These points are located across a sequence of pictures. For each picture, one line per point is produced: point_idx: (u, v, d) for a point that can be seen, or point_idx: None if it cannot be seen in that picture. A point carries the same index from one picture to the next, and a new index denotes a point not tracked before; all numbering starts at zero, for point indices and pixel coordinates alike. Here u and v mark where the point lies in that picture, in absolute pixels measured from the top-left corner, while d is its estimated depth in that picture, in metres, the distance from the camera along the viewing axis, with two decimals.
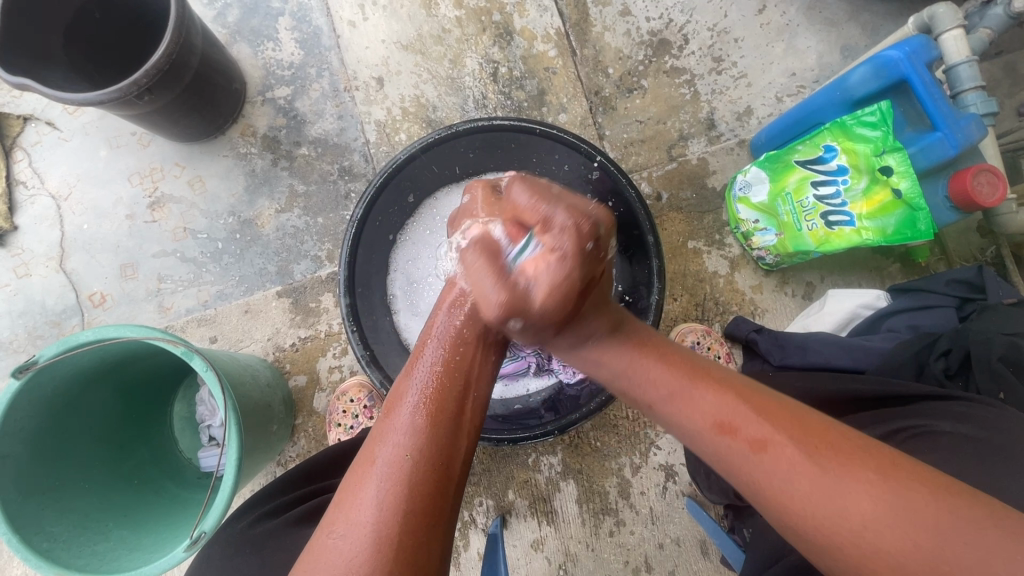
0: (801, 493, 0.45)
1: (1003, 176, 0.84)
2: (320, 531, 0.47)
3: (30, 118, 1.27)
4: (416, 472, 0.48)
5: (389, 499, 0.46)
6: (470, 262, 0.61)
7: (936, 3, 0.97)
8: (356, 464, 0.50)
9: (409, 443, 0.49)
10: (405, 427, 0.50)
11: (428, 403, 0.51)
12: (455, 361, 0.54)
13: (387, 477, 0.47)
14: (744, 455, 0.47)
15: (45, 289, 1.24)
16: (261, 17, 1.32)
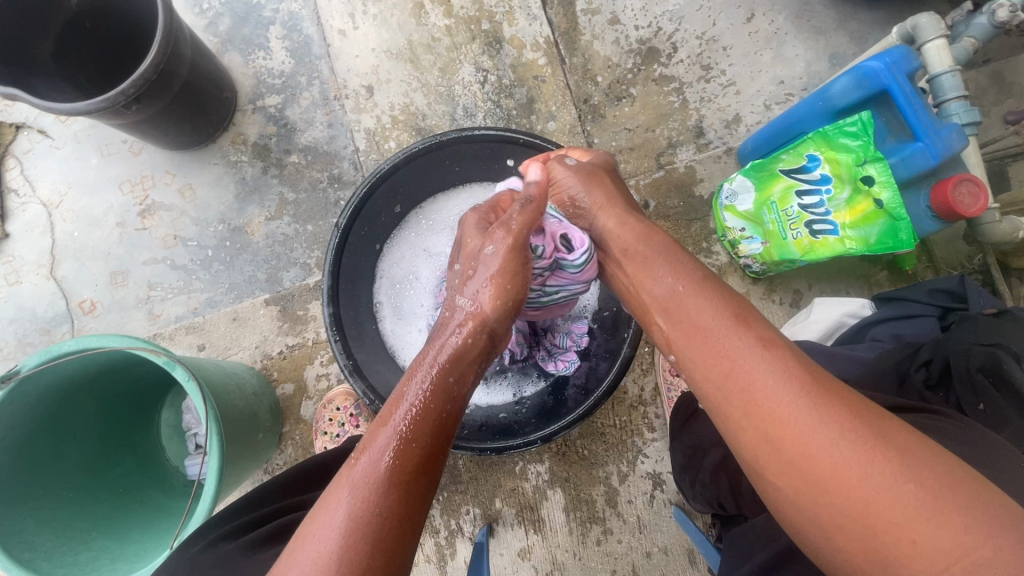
0: (786, 419, 0.49)
1: (984, 186, 0.84)
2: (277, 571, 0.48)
3: (22, 126, 1.28)
4: (377, 526, 0.49)
5: (345, 552, 0.47)
6: (455, 318, 0.63)
7: (919, 13, 0.97)
8: (316, 513, 0.50)
9: (367, 498, 0.50)
10: (371, 479, 0.51)
11: (391, 458, 0.52)
12: (422, 416, 0.55)
13: (346, 534, 0.48)
14: (735, 395, 0.52)
15: (35, 296, 1.25)
16: (253, 26, 1.33)
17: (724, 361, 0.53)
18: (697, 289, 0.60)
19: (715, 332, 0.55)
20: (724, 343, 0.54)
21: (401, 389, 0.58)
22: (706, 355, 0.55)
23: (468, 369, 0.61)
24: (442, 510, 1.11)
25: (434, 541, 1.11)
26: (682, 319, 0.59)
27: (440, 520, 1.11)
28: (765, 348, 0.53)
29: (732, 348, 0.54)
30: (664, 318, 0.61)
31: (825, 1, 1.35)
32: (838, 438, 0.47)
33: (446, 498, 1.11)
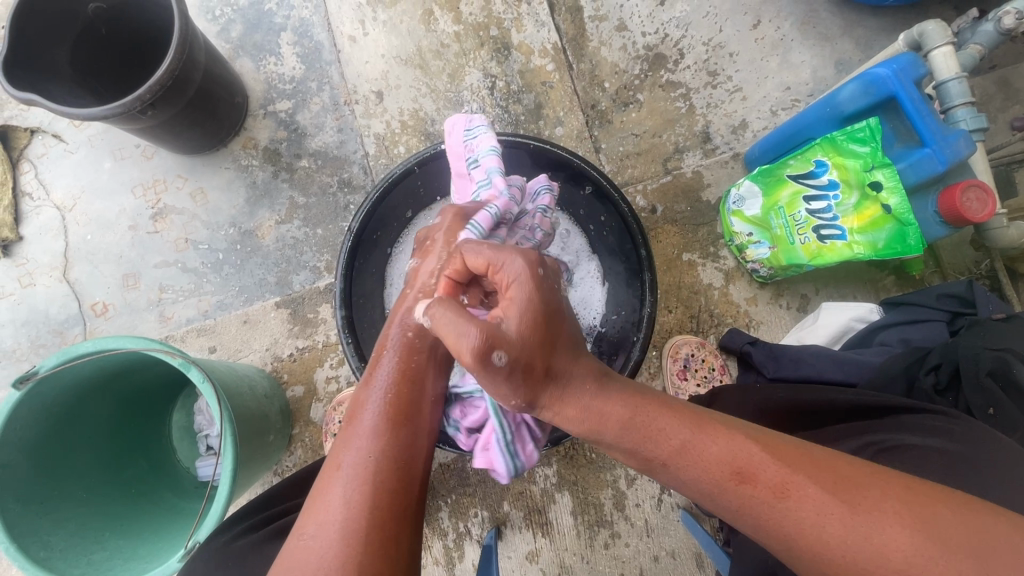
0: (821, 530, 0.46)
1: (991, 192, 0.85)
2: (294, 533, 0.52)
3: (37, 131, 1.30)
4: (380, 471, 0.55)
5: (355, 497, 0.52)
6: (415, 288, 0.70)
7: (925, 20, 0.98)
8: (323, 472, 0.56)
9: (367, 447, 0.56)
10: (365, 433, 0.57)
11: (380, 412, 0.59)
12: (402, 373, 0.63)
13: (352, 484, 0.53)
14: (768, 499, 0.49)
15: (48, 298, 1.26)
16: (264, 32, 1.35)
17: (755, 508, 0.49)
18: (668, 415, 0.55)
19: (719, 463, 0.51)
20: (744, 496, 0.50)
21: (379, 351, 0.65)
22: (735, 510, 0.50)
23: (432, 330, 0.68)
24: (450, 513, 1.11)
25: (442, 543, 1.11)
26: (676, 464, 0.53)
27: (449, 522, 1.11)
28: (773, 459, 0.50)
29: (737, 474, 0.50)
30: (669, 470, 0.53)
31: (830, 7, 1.36)
32: (875, 531, 0.45)
33: (455, 500, 1.11)
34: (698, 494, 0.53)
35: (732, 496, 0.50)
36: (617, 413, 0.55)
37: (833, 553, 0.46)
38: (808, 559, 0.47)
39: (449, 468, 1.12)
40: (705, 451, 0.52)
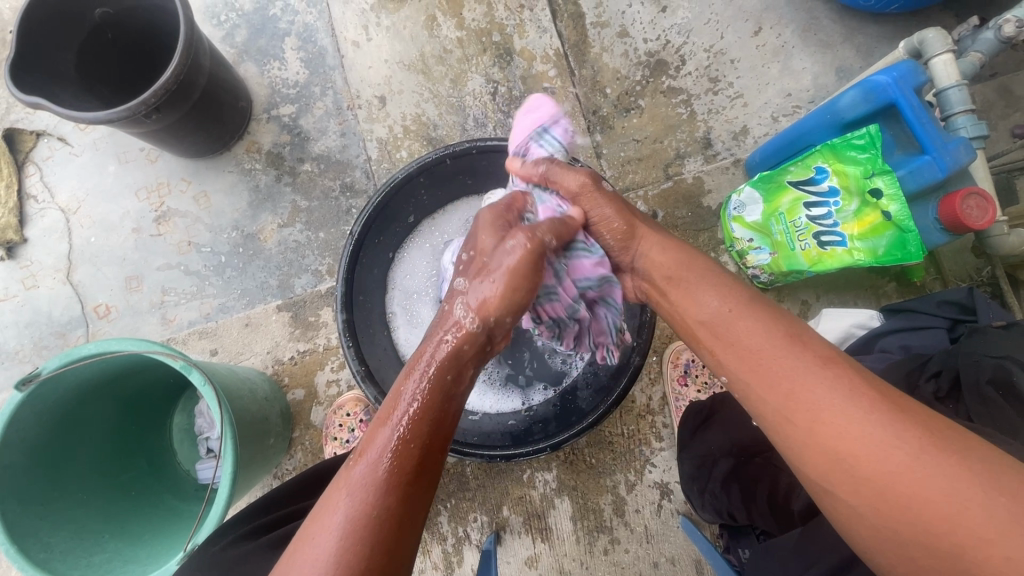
0: (836, 431, 0.50)
1: (991, 200, 0.85)
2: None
3: (42, 134, 1.31)
4: (376, 528, 0.51)
5: (346, 553, 0.49)
6: (448, 325, 0.65)
7: (925, 28, 0.98)
8: (316, 515, 0.52)
9: (365, 500, 0.52)
10: (367, 482, 0.53)
11: (381, 461, 0.54)
12: (417, 418, 0.58)
13: (340, 536, 0.50)
14: (792, 367, 0.55)
15: (52, 300, 1.27)
16: (268, 37, 1.36)
17: (776, 370, 0.55)
18: (745, 310, 0.61)
19: (765, 352, 0.57)
20: (776, 360, 0.56)
21: (398, 385, 0.61)
22: (759, 368, 0.57)
23: (461, 370, 0.63)
24: (450, 517, 1.11)
25: (441, 548, 1.11)
26: (733, 342, 0.60)
27: (448, 527, 1.11)
28: (807, 348, 0.56)
29: (778, 366, 0.55)
30: (724, 324, 0.62)
31: (832, 15, 1.37)
32: (888, 434, 0.48)
33: (455, 505, 1.11)
34: (735, 346, 0.60)
35: (769, 357, 0.57)
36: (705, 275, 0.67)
37: (822, 425, 0.51)
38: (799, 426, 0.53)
39: (449, 472, 1.12)
40: (760, 339, 0.58)
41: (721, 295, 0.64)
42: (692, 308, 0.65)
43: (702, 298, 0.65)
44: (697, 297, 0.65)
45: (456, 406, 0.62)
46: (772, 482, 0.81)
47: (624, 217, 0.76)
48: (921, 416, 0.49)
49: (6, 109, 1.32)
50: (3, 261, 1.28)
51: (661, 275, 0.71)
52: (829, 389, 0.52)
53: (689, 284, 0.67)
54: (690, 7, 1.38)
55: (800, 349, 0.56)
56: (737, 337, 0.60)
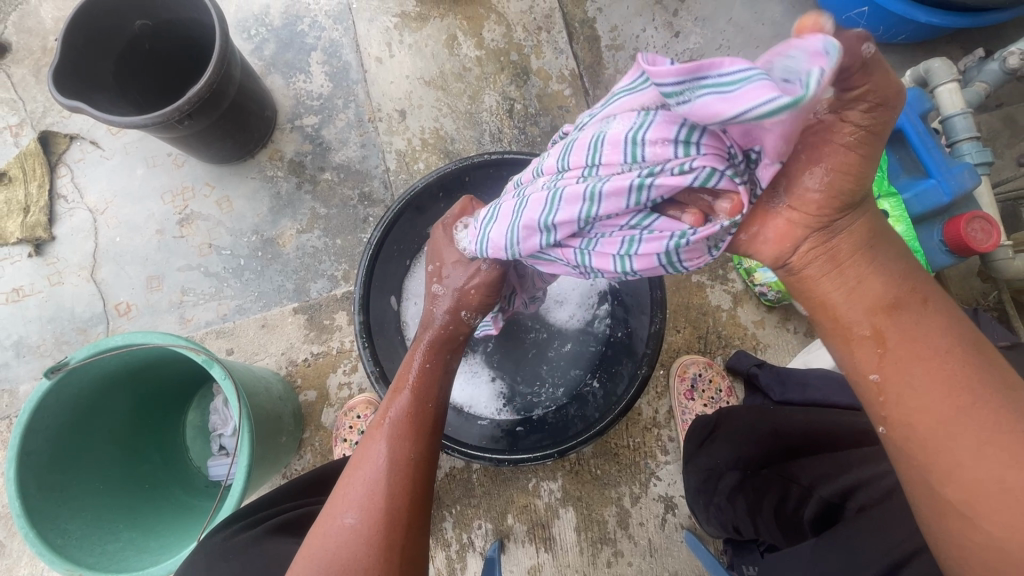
0: (980, 470, 0.43)
1: (996, 224, 0.87)
2: (332, 517, 0.55)
3: (76, 137, 1.36)
4: (416, 465, 0.58)
5: (393, 487, 0.56)
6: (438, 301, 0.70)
7: (931, 58, 1.02)
8: (356, 464, 0.58)
9: (401, 447, 0.58)
10: (401, 430, 0.60)
11: (407, 415, 0.61)
12: (429, 381, 0.65)
13: (386, 475, 0.56)
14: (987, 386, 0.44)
15: (75, 297, 1.31)
16: (296, 51, 1.42)
17: (966, 389, 0.44)
18: (936, 307, 0.48)
19: (950, 359, 0.45)
20: (971, 379, 0.45)
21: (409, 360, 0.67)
22: (950, 381, 0.45)
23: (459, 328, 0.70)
24: (454, 523, 1.12)
25: (445, 554, 1.11)
26: (914, 338, 0.47)
27: (452, 533, 1.11)
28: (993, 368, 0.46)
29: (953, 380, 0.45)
30: (913, 315, 0.47)
31: None
32: None
33: (459, 511, 1.12)
34: (926, 350, 0.46)
35: (960, 372, 0.45)
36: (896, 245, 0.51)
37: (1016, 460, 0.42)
38: (980, 452, 0.43)
39: (455, 478, 1.13)
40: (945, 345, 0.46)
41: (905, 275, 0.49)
42: (871, 288, 0.49)
43: (895, 276, 0.48)
44: (881, 274, 0.49)
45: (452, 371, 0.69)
46: (780, 494, 0.80)
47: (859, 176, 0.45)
48: None
49: (44, 112, 1.38)
50: (31, 258, 1.32)
51: (849, 245, 0.49)
52: (1001, 427, 0.43)
53: (880, 255, 0.49)
54: (702, 33, 1.43)
55: (985, 367, 0.45)
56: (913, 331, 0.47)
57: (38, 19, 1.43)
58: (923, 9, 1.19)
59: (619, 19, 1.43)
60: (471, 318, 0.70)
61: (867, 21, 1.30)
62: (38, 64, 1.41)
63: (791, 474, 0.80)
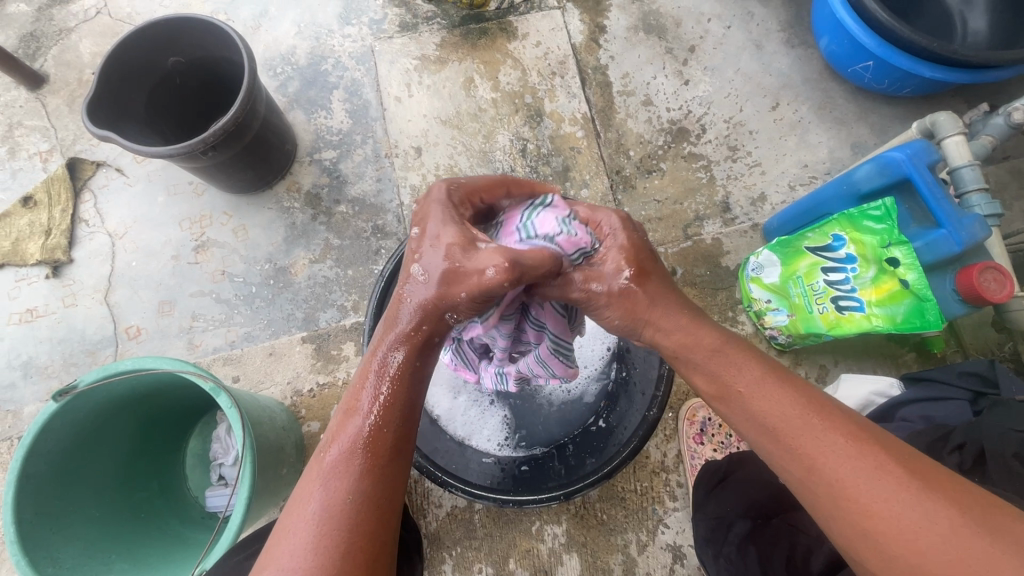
0: (859, 532, 0.51)
1: (1008, 275, 0.87)
2: (256, 572, 0.51)
3: (102, 165, 1.41)
4: (354, 512, 0.52)
5: (319, 542, 0.50)
6: (408, 300, 0.59)
7: (936, 111, 1.04)
8: (289, 514, 0.53)
9: (336, 496, 0.52)
10: (340, 470, 0.54)
11: (349, 453, 0.55)
12: (380, 415, 0.57)
13: (314, 526, 0.51)
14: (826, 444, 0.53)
15: (87, 319, 1.32)
16: (318, 89, 1.48)
17: (804, 454, 0.54)
18: (758, 387, 0.58)
19: (785, 431, 0.55)
20: (807, 446, 0.54)
21: (361, 388, 0.58)
22: (789, 452, 0.55)
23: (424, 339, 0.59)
24: (454, 567, 1.08)
25: None
26: (750, 418, 0.58)
27: None
28: (828, 428, 0.54)
29: (821, 450, 0.53)
30: (744, 399, 0.58)
31: (846, 95, 1.46)
32: (921, 518, 0.48)
33: (460, 553, 1.08)
34: (761, 431, 0.57)
35: (795, 441, 0.54)
36: (710, 339, 0.61)
37: (865, 512, 0.50)
38: (841, 510, 0.51)
39: (456, 519, 1.10)
40: (792, 417, 0.55)
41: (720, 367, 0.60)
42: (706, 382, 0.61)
43: (714, 372, 0.60)
44: (722, 362, 0.60)
45: (421, 390, 0.59)
46: (790, 544, 0.79)
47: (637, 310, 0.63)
48: (949, 488, 0.50)
49: (74, 140, 1.44)
50: (48, 279, 1.34)
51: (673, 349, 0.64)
52: (839, 494, 0.52)
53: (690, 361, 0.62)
54: (710, 82, 1.48)
55: (823, 430, 0.54)
56: (752, 406, 0.58)
57: (78, 54, 1.52)
58: (927, 64, 1.23)
59: (630, 67, 1.49)
60: (457, 321, 0.59)
61: (871, 74, 1.35)
62: (72, 95, 1.48)
63: (801, 525, 0.80)
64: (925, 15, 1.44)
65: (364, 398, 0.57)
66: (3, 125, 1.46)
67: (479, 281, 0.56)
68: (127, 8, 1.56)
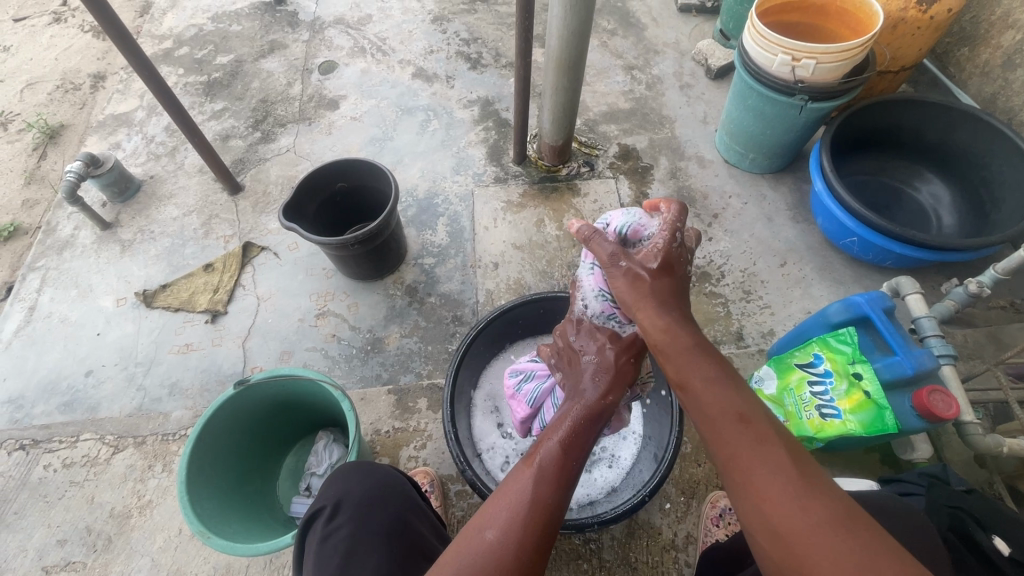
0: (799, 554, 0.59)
1: (953, 397, 1.09)
2: (473, 525, 0.68)
3: (266, 249, 1.93)
4: (551, 511, 0.69)
5: (527, 518, 0.67)
6: (594, 370, 0.85)
7: (899, 276, 1.36)
8: (500, 495, 0.71)
9: (542, 493, 0.70)
10: (545, 473, 0.71)
11: (550, 463, 0.72)
12: (575, 441, 0.76)
13: (527, 508, 0.68)
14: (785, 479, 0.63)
15: (226, 357, 1.71)
16: (429, 215, 2.00)
17: (762, 481, 0.64)
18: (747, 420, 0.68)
19: (756, 459, 0.65)
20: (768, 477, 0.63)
21: (558, 422, 0.79)
22: (753, 476, 0.64)
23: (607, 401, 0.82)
24: None
25: None
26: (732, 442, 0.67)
27: None
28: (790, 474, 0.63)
29: (798, 528, 0.60)
30: (737, 422, 0.68)
31: (843, 262, 1.81)
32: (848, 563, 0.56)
33: None
34: (736, 456, 0.66)
35: (759, 472, 0.64)
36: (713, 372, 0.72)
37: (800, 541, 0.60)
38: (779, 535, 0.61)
39: None
40: (786, 500, 0.62)
41: (737, 437, 0.67)
42: (707, 400, 0.70)
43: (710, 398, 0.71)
44: (707, 389, 0.71)
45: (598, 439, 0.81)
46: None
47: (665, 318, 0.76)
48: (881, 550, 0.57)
49: (251, 230, 1.98)
50: (206, 323, 1.77)
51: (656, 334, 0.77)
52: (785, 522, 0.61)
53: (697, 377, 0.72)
54: (730, 241, 1.88)
55: (783, 469, 0.64)
56: (739, 457, 0.66)
57: (267, 175, 2.15)
58: (900, 243, 1.57)
59: None
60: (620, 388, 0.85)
61: (858, 248, 1.70)
62: (256, 201, 2.07)
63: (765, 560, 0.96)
64: (905, 211, 1.84)
65: (560, 428, 0.76)
66: (205, 215, 2.04)
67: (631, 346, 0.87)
68: (308, 150, 2.23)
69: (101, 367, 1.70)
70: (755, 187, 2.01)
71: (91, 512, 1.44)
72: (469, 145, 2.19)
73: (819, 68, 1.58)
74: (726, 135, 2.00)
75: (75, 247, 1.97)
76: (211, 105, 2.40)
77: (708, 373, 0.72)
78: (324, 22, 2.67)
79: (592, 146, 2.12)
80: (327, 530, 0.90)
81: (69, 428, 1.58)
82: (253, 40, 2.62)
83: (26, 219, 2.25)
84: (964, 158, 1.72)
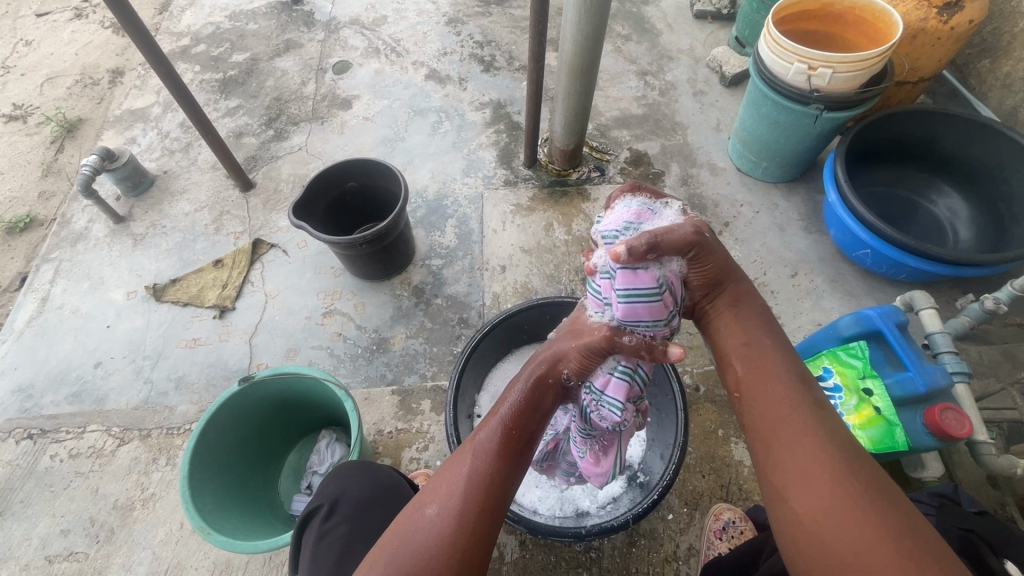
0: (824, 502, 0.63)
1: (966, 416, 1.07)
2: (419, 500, 0.69)
3: (275, 247, 1.94)
4: (494, 484, 0.69)
5: (469, 489, 0.68)
6: (546, 355, 0.85)
7: (913, 290, 1.34)
8: (444, 471, 0.71)
9: (481, 465, 0.70)
10: (487, 448, 0.72)
11: (494, 438, 0.73)
12: (520, 415, 0.77)
13: (467, 481, 0.69)
14: (815, 439, 0.69)
15: (232, 353, 1.71)
16: (438, 216, 2.00)
17: (796, 438, 0.70)
18: (789, 393, 0.75)
19: (795, 422, 0.71)
20: (801, 436, 0.70)
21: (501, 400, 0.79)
22: (789, 435, 0.70)
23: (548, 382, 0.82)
24: None
25: None
26: (775, 407, 0.74)
27: None
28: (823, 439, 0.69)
29: (828, 476, 0.65)
30: (782, 392, 0.75)
31: (855, 275, 1.79)
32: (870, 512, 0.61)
33: None
34: (778, 419, 0.73)
35: (795, 433, 0.70)
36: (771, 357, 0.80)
37: (826, 490, 0.64)
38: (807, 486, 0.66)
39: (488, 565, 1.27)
40: (814, 449, 0.68)
41: (779, 396, 0.75)
42: (767, 374, 0.78)
43: (760, 374, 0.79)
44: (765, 370, 0.79)
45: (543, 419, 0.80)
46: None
47: (723, 267, 0.87)
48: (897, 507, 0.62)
49: (262, 227, 1.99)
50: (214, 318, 1.78)
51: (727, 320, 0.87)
52: (817, 472, 0.66)
53: (756, 361, 0.80)
54: (740, 249, 1.86)
55: (818, 433, 0.70)
56: (780, 418, 0.73)
57: (279, 173, 2.17)
58: (914, 257, 1.54)
59: None
60: (568, 373, 0.84)
61: (871, 260, 1.68)
62: (267, 198, 2.09)
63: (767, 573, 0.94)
64: (921, 225, 1.81)
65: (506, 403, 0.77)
66: (217, 211, 2.05)
67: (585, 342, 0.83)
68: (320, 148, 2.24)
69: (110, 359, 1.72)
70: (768, 196, 1.99)
71: (95, 503, 1.45)
72: (480, 147, 2.19)
73: (835, 76, 1.56)
74: (739, 142, 1.98)
75: (89, 240, 2.00)
76: (226, 102, 2.42)
77: (774, 364, 0.79)
78: (340, 22, 2.69)
79: (603, 151, 2.11)
80: (324, 529, 0.90)
81: (77, 418, 1.60)
82: (269, 39, 2.64)
83: (42, 211, 2.28)
84: (982, 171, 1.70)
